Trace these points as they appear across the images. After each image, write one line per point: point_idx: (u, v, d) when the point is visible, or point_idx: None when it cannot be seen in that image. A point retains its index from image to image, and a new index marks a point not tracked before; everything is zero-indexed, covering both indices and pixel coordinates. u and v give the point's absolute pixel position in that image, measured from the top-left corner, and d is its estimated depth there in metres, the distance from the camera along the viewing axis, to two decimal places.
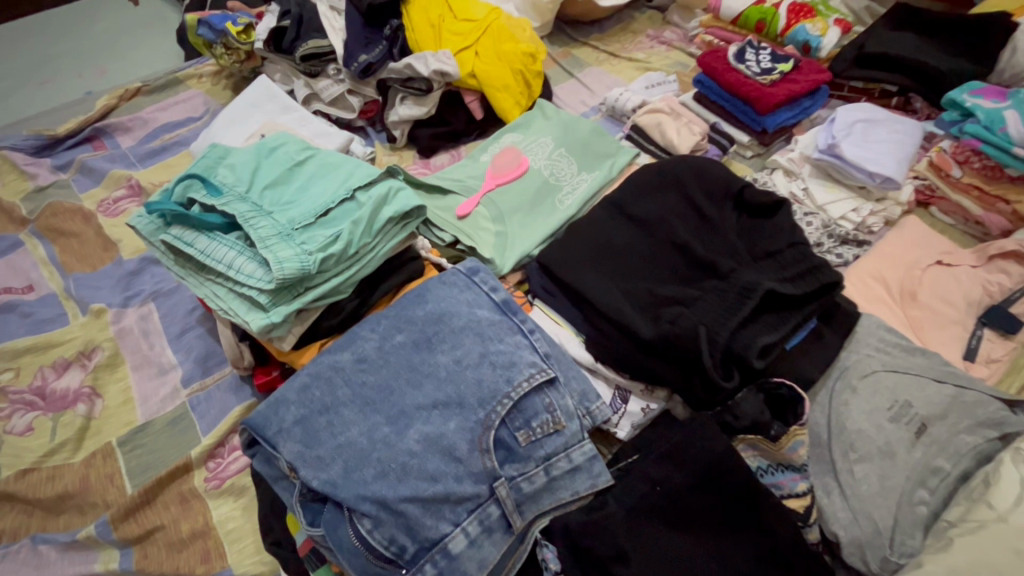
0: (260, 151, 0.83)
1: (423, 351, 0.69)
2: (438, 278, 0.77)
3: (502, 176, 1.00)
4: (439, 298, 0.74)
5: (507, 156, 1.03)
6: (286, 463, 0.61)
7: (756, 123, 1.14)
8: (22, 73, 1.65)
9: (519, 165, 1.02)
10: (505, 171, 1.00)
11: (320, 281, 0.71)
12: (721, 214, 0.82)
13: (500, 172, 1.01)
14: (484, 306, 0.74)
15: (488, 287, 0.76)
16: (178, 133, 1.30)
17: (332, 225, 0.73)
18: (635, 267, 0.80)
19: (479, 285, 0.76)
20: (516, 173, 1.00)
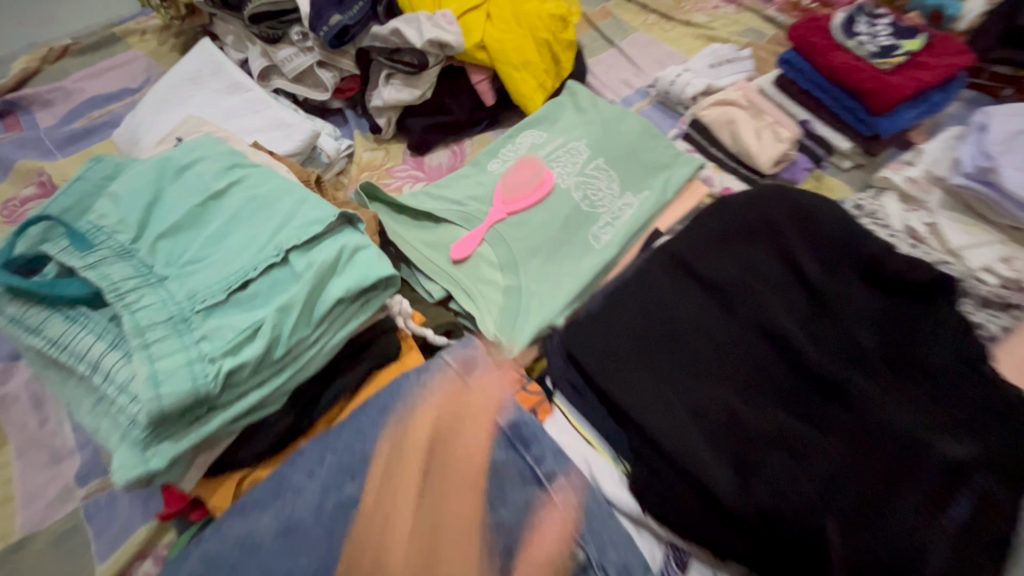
0: (160, 171, 0.56)
1: (387, 514, 0.45)
2: (414, 378, 0.52)
3: (513, 202, 0.72)
4: (415, 418, 0.49)
5: (524, 170, 0.75)
6: None
7: (866, 126, 0.83)
8: None
9: (540, 186, 0.74)
10: (519, 195, 0.72)
11: (230, 398, 0.46)
12: (842, 297, 0.57)
13: (511, 194, 0.72)
14: (482, 431, 0.49)
15: (489, 394, 0.51)
16: (110, 110, 1.03)
17: (252, 309, 0.47)
18: (715, 367, 0.55)
19: (477, 390, 0.51)
20: (535, 199, 0.72)
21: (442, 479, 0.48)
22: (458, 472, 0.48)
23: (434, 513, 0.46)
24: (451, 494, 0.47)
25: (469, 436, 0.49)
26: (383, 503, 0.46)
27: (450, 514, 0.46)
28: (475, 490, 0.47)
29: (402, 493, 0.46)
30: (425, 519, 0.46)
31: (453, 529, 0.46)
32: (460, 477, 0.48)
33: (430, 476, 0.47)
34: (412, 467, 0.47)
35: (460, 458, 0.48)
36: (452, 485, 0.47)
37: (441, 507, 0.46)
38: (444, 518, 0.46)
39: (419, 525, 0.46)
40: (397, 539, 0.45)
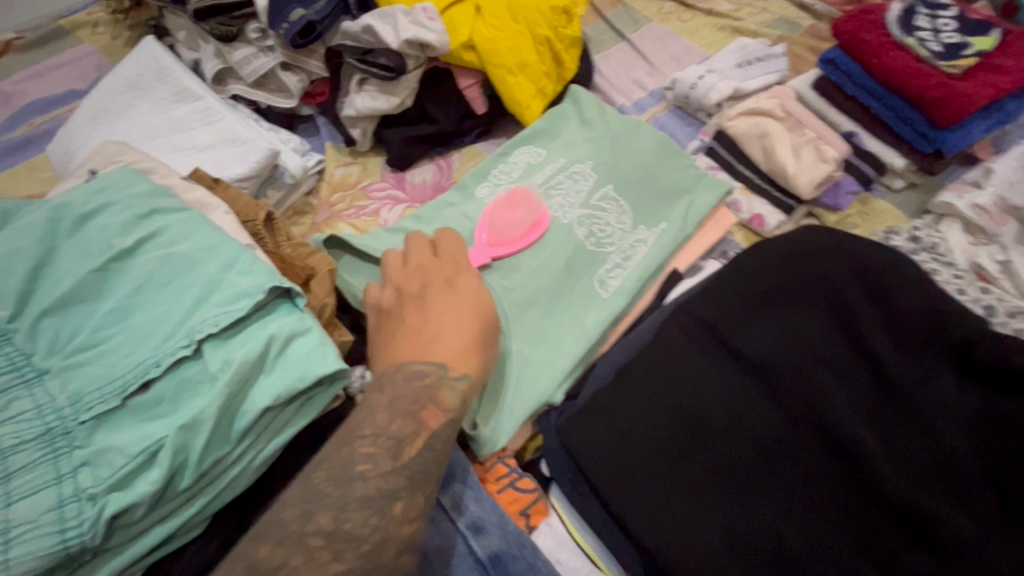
0: (53, 222, 0.44)
1: (434, 350, 0.42)
2: (388, 291, 0.48)
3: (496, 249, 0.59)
4: (404, 291, 0.47)
5: (517, 205, 0.62)
6: None
7: (928, 141, 0.70)
8: None
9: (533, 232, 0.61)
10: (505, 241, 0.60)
11: (122, 541, 0.35)
12: (916, 383, 0.46)
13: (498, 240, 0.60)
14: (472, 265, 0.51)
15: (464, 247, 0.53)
16: (53, 116, 0.91)
17: (152, 421, 0.36)
18: (757, 479, 0.43)
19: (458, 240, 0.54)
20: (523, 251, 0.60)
21: (451, 303, 0.46)
22: (469, 297, 0.47)
23: (471, 338, 0.44)
24: (476, 321, 0.46)
25: (467, 274, 0.49)
26: (426, 347, 0.42)
27: (484, 341, 0.45)
28: (491, 320, 0.47)
29: (430, 337, 0.43)
30: (464, 331, 0.44)
31: (489, 338, 0.46)
32: (475, 303, 0.47)
33: (442, 303, 0.46)
34: (426, 315, 0.45)
35: (461, 288, 0.48)
36: (470, 302, 0.47)
37: (472, 329, 0.45)
38: (483, 340, 0.45)
39: (466, 346, 0.43)
40: (452, 354, 0.42)
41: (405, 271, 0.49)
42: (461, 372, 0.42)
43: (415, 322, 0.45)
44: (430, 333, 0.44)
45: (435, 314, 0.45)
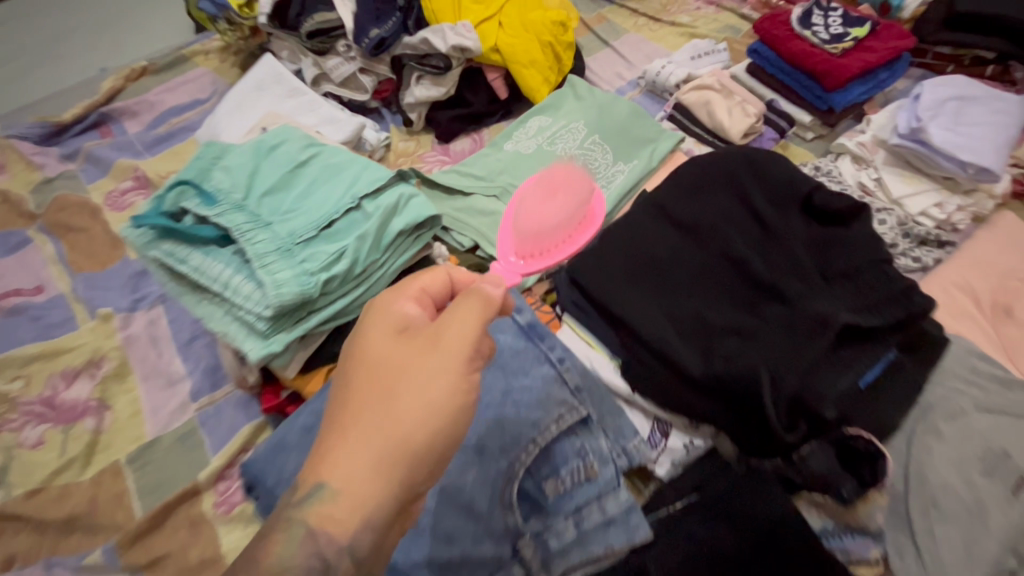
0: (258, 150, 0.74)
1: (321, 473, 0.38)
2: (357, 353, 0.42)
3: (543, 244, 0.64)
4: (365, 367, 0.41)
5: (554, 189, 0.67)
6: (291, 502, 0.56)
7: (822, 101, 0.99)
8: (27, 46, 1.57)
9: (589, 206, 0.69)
10: (554, 230, 0.65)
11: (324, 304, 0.63)
12: (787, 222, 0.69)
13: (551, 233, 0.65)
14: (462, 349, 0.41)
15: (471, 320, 0.42)
16: (185, 117, 1.23)
17: (335, 240, 0.65)
18: (682, 284, 0.68)
19: (469, 299, 0.44)
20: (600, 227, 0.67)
21: (389, 413, 0.39)
22: (419, 406, 0.39)
23: (375, 469, 0.38)
24: (399, 448, 0.38)
25: (446, 364, 0.41)
26: (323, 467, 0.38)
27: (357, 463, 0.38)
28: (432, 444, 0.39)
29: (338, 447, 0.38)
30: (361, 469, 0.38)
31: (407, 470, 0.39)
32: (423, 417, 0.39)
33: (385, 401, 0.39)
34: (361, 412, 0.40)
35: (423, 391, 0.40)
36: (409, 419, 0.39)
37: (381, 460, 0.38)
38: (387, 476, 0.38)
39: (364, 479, 0.37)
40: (336, 489, 0.37)
41: (385, 339, 0.43)
42: (338, 526, 0.37)
43: (348, 412, 0.40)
44: (338, 444, 0.39)
45: (363, 419, 0.39)
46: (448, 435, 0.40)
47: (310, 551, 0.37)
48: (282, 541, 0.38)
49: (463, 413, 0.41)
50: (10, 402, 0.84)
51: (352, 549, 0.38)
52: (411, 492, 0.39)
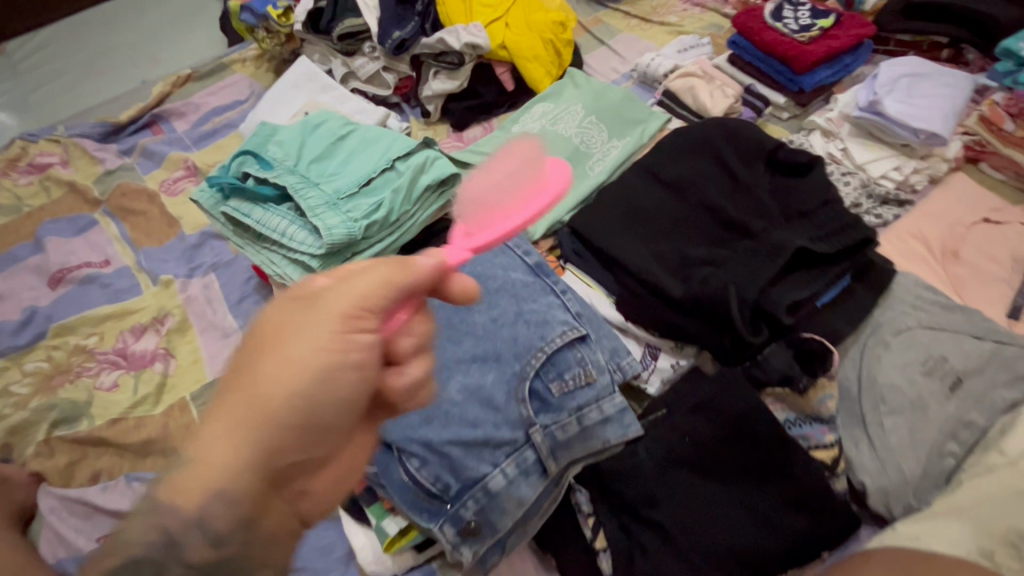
0: (305, 128, 0.87)
1: (193, 443, 0.44)
2: (251, 328, 0.48)
3: (492, 220, 0.52)
4: (250, 339, 0.47)
5: (505, 157, 0.54)
6: None
7: (793, 83, 1.11)
8: (71, 57, 1.67)
9: (544, 171, 0.54)
10: (502, 201, 0.52)
11: (365, 247, 0.76)
12: (754, 175, 0.81)
13: (500, 204, 0.52)
14: (329, 317, 0.45)
15: (343, 290, 0.46)
16: (227, 116, 1.37)
17: (374, 194, 0.78)
18: (666, 230, 0.80)
19: (362, 272, 0.47)
20: (559, 194, 0.53)
21: (250, 383, 0.44)
22: (279, 374, 0.44)
23: (232, 438, 0.43)
24: (254, 416, 0.44)
25: (312, 330, 0.45)
26: (193, 438, 0.45)
27: (218, 434, 0.44)
28: (288, 411, 0.44)
29: (208, 418, 0.45)
30: (221, 438, 0.43)
31: (263, 435, 0.44)
32: (282, 385, 0.44)
33: (249, 373, 0.44)
34: (232, 384, 0.45)
35: (284, 360, 0.44)
36: (268, 388, 0.44)
37: (235, 429, 0.43)
38: (240, 444, 0.43)
39: (221, 446, 0.43)
40: (193, 459, 0.43)
41: (271, 314, 0.48)
42: (187, 495, 0.43)
43: (224, 385, 0.46)
44: (208, 419, 0.45)
45: (233, 391, 0.45)
46: (307, 401, 0.44)
47: (153, 526, 0.43)
48: (136, 521, 0.44)
49: (328, 380, 0.45)
50: (88, 353, 0.97)
51: (202, 521, 0.43)
52: (274, 459, 0.44)
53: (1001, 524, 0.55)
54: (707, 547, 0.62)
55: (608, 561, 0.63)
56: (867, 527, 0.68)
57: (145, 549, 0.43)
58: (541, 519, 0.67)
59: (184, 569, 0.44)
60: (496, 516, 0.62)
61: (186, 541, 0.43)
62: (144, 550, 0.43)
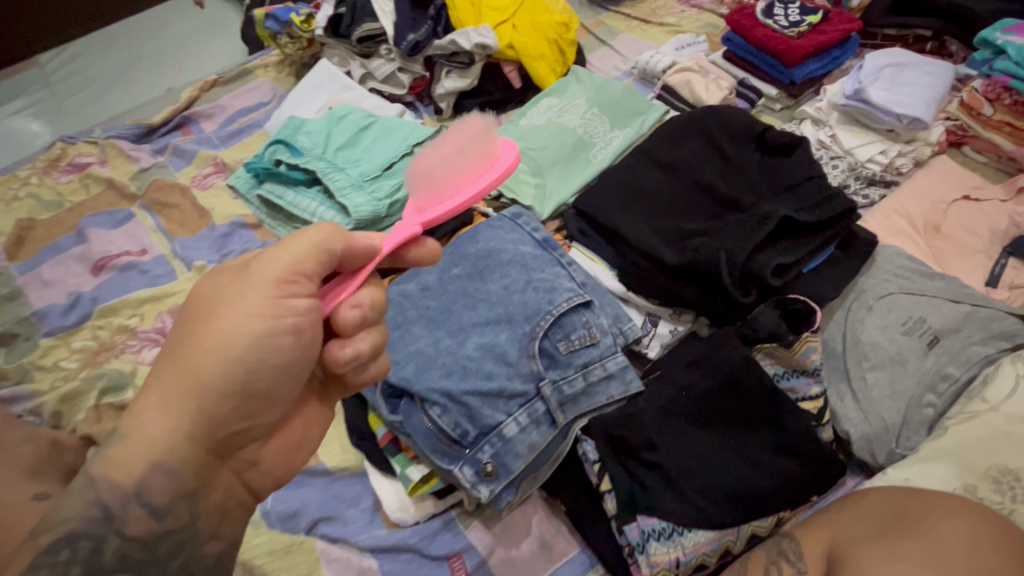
0: (330, 119, 0.95)
1: (130, 414, 0.47)
2: (187, 303, 0.51)
3: (438, 199, 0.53)
4: (186, 312, 0.50)
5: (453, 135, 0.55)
6: None
7: (784, 76, 1.18)
8: (99, 66, 1.75)
9: (491, 147, 0.56)
10: (448, 178, 0.53)
11: (388, 225, 0.84)
12: (745, 155, 0.88)
13: (447, 181, 0.53)
14: (261, 289, 0.48)
15: (272, 262, 0.48)
16: (251, 117, 1.45)
17: (395, 177, 0.85)
18: (664, 207, 0.87)
19: (293, 243, 0.49)
20: (506, 171, 0.55)
21: (186, 354, 0.47)
22: (212, 345, 0.47)
23: (169, 408, 0.46)
24: (189, 383, 0.46)
25: (244, 302, 0.48)
26: (131, 412, 0.48)
27: (156, 402, 0.47)
28: (220, 381, 0.47)
29: (146, 391, 0.47)
30: (159, 405, 0.46)
31: (199, 405, 0.47)
32: (215, 354, 0.47)
33: (182, 345, 0.47)
34: (168, 357, 0.48)
35: (219, 331, 0.47)
36: (201, 359, 0.46)
37: (173, 396, 0.46)
38: (179, 409, 0.46)
39: (159, 418, 0.46)
40: (131, 431, 0.46)
41: (205, 287, 0.50)
42: (126, 467, 0.46)
43: (159, 358, 0.49)
44: (146, 390, 0.48)
45: (168, 364, 0.47)
46: (242, 371, 0.47)
47: (91, 501, 0.46)
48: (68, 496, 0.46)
49: (260, 350, 0.48)
50: (131, 331, 1.05)
51: (143, 491, 0.47)
52: (210, 429, 0.48)
53: (985, 461, 0.62)
54: (703, 486, 0.68)
55: (613, 501, 0.69)
56: (851, 475, 0.74)
57: (83, 524, 0.45)
58: (550, 467, 0.73)
59: (122, 541, 0.46)
60: (509, 459, 0.70)
61: (129, 510, 0.46)
62: (82, 525, 0.45)
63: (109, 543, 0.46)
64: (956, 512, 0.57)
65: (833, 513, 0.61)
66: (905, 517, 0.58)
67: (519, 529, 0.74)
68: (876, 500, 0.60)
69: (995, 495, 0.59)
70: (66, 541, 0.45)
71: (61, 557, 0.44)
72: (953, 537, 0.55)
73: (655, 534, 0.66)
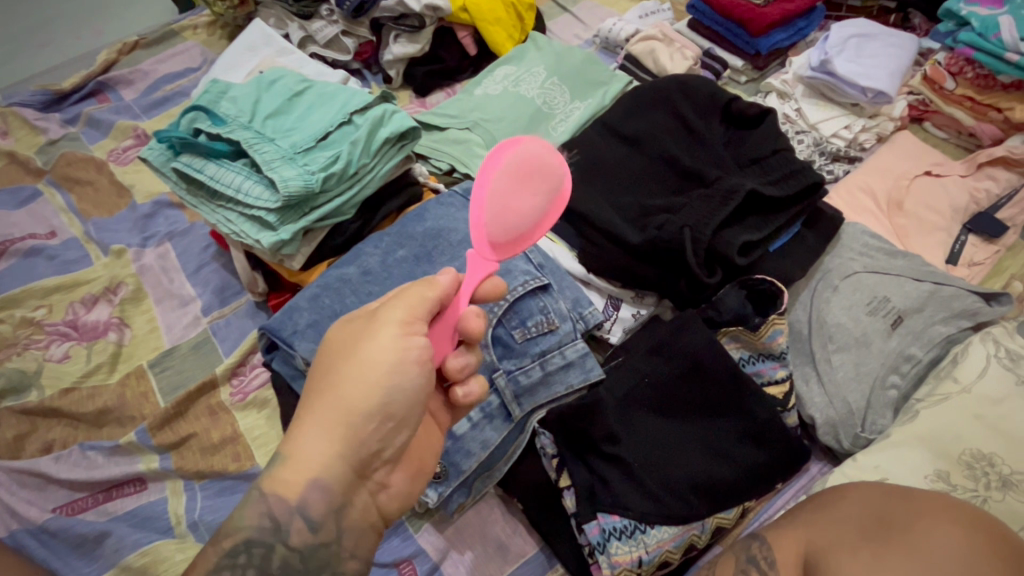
0: (259, 84, 0.84)
1: (285, 444, 0.48)
2: (324, 342, 0.51)
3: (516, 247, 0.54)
4: (320, 356, 0.50)
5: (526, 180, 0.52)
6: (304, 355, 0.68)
7: (750, 47, 1.13)
8: None
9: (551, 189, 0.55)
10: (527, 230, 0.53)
11: (323, 202, 0.75)
12: (710, 127, 0.83)
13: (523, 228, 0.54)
14: (389, 325, 0.47)
15: (400, 301, 0.48)
16: (179, 84, 1.30)
17: (331, 148, 0.76)
18: (626, 183, 0.81)
19: (410, 289, 0.49)
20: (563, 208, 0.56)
21: (335, 386, 0.47)
22: (351, 377, 0.46)
23: (325, 433, 0.46)
24: (338, 413, 0.46)
25: (373, 337, 0.47)
26: (286, 439, 0.48)
27: (310, 432, 0.46)
28: (363, 410, 0.46)
29: (295, 420, 0.48)
30: (315, 434, 0.46)
31: (347, 430, 0.46)
32: (358, 383, 0.46)
33: (331, 377, 0.47)
34: (311, 392, 0.48)
35: (357, 365, 0.47)
36: (342, 389, 0.46)
37: (326, 425, 0.46)
38: (332, 436, 0.46)
39: (314, 443, 0.46)
40: (290, 455, 0.46)
41: (340, 327, 0.51)
42: (288, 485, 0.46)
43: (307, 391, 0.49)
44: (297, 420, 0.48)
45: (312, 396, 0.48)
46: (382, 398, 0.47)
47: (263, 512, 0.46)
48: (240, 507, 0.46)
49: (394, 379, 0.47)
50: (36, 325, 0.93)
51: (302, 510, 0.46)
52: (358, 452, 0.47)
53: (957, 446, 0.59)
54: (666, 478, 0.64)
55: (572, 499, 0.64)
56: (816, 461, 0.71)
57: (256, 532, 0.46)
58: (506, 464, 0.68)
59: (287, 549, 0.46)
60: (460, 458, 0.66)
61: (290, 526, 0.46)
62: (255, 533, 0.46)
63: (276, 551, 0.46)
64: (949, 513, 0.49)
65: (808, 510, 0.52)
66: (890, 517, 0.49)
67: (473, 530, 0.69)
68: (859, 498, 0.52)
69: (969, 482, 0.57)
70: (241, 549, 0.45)
71: (240, 560, 0.45)
72: (946, 548, 0.46)
73: (616, 532, 0.62)
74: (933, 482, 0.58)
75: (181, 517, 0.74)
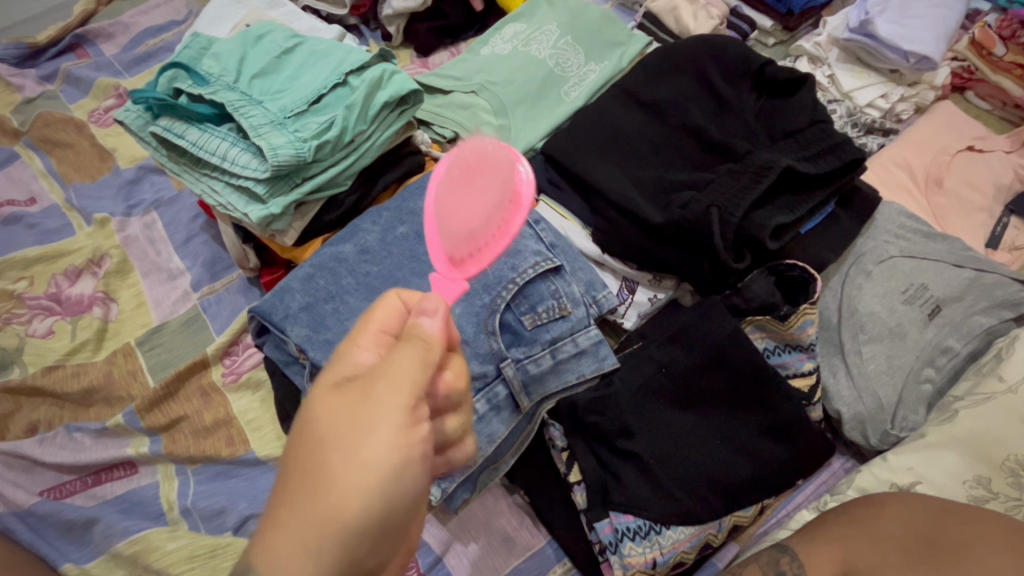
0: (245, 38, 0.77)
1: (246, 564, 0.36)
2: (298, 420, 0.40)
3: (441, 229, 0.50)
4: (296, 439, 0.39)
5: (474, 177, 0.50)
6: (297, 342, 0.64)
7: (782, 5, 1.03)
8: None
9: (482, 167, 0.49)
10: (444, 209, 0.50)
11: (317, 172, 0.69)
12: (740, 97, 0.77)
13: (478, 229, 0.47)
14: (394, 411, 0.38)
15: (404, 381, 0.39)
16: (163, 38, 1.20)
17: (325, 112, 0.70)
18: (645, 156, 0.75)
19: (410, 356, 0.40)
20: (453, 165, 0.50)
21: (323, 488, 0.37)
22: (348, 479, 0.37)
23: (307, 552, 0.36)
24: (329, 525, 0.36)
25: (375, 428, 0.37)
26: (251, 551, 0.36)
27: (287, 550, 0.35)
28: (362, 523, 0.37)
29: (269, 529, 0.36)
30: (291, 553, 0.35)
31: (338, 548, 0.36)
32: (353, 485, 0.37)
33: (320, 474, 0.37)
34: (290, 489, 0.37)
35: (355, 463, 0.37)
36: (338, 495, 0.36)
37: (310, 541, 0.36)
38: (316, 557, 0.36)
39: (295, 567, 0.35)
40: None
41: (322, 401, 0.40)
42: None
43: (280, 489, 0.38)
44: (268, 529, 0.37)
45: (292, 498, 0.37)
46: (382, 504, 0.37)
47: None
48: None
49: (399, 484, 0.38)
50: (17, 298, 0.88)
51: None
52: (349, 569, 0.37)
53: (1000, 452, 0.56)
54: (683, 476, 0.60)
55: (582, 494, 0.62)
56: (839, 456, 0.67)
57: None
58: (515, 455, 0.65)
59: None
60: None
61: None
62: None
63: None
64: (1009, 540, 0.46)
65: (845, 524, 0.50)
66: (935, 541, 0.47)
67: (477, 522, 0.65)
68: (900, 512, 0.50)
69: (1011, 489, 0.54)
70: None
71: None
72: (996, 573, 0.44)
73: (630, 533, 0.59)
74: (972, 489, 0.55)
75: (173, 503, 0.71)
